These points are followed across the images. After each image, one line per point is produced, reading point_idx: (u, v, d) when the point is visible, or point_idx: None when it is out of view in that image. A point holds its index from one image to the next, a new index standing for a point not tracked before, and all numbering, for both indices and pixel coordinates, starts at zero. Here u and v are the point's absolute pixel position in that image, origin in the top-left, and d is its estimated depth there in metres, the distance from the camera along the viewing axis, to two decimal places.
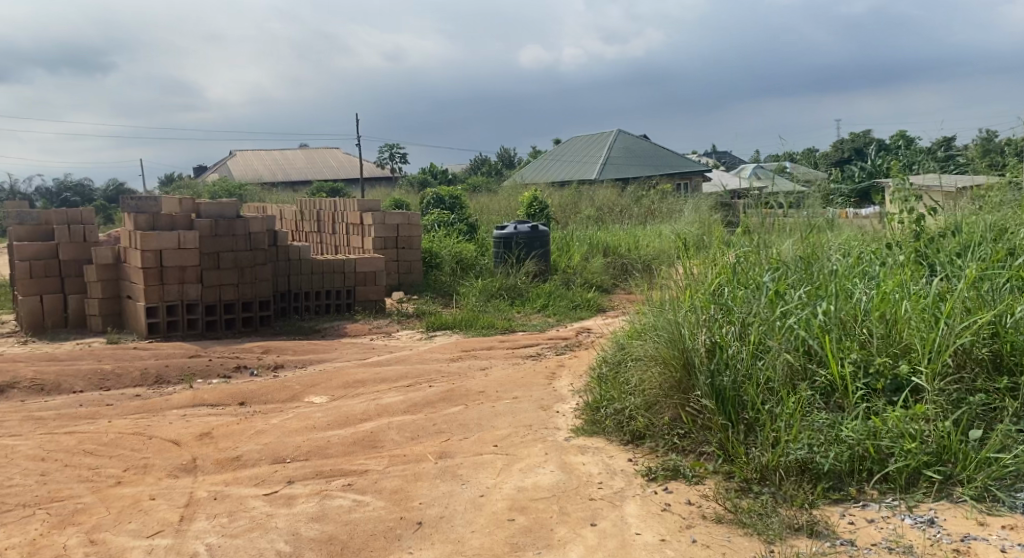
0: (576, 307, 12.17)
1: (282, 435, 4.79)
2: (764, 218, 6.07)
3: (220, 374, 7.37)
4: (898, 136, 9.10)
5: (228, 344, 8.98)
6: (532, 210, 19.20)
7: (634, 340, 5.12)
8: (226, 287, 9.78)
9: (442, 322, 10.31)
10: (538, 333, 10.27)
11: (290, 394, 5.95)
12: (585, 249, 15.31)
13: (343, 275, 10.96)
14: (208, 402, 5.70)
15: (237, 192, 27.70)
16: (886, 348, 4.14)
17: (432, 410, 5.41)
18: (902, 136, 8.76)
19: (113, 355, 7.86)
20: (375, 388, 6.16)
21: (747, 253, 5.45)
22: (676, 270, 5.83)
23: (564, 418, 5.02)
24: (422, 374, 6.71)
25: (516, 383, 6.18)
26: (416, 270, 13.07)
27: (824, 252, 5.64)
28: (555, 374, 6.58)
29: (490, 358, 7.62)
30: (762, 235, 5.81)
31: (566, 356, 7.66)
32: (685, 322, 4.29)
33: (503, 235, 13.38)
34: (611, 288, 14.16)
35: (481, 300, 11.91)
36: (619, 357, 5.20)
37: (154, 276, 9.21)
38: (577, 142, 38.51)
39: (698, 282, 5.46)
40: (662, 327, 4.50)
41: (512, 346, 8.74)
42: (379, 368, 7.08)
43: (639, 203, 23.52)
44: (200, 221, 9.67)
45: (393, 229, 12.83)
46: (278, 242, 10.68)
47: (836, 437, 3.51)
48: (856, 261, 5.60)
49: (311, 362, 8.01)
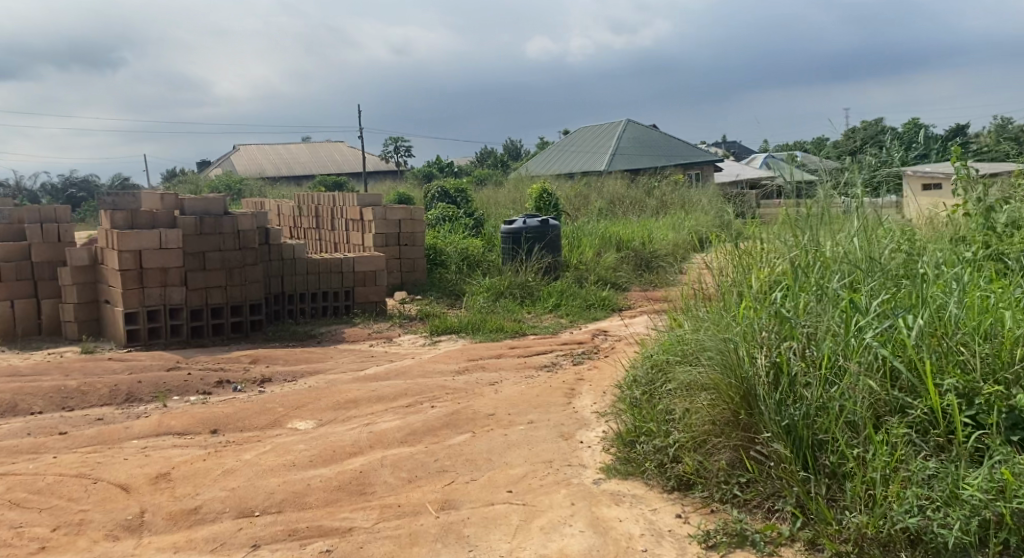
0: (590, 307, 11.37)
1: (254, 476, 4.02)
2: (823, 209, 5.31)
3: (199, 391, 6.59)
4: (912, 122, 8.37)
5: (214, 353, 8.21)
6: (542, 204, 18.35)
7: (676, 359, 4.31)
8: (213, 290, 9.01)
9: (447, 326, 9.50)
10: (551, 337, 9.46)
11: (271, 418, 5.18)
12: (597, 244, 14.52)
13: (340, 276, 10.17)
14: (175, 430, 4.92)
15: (238, 187, 26.86)
16: (994, 372, 3.30)
17: (434, 440, 4.62)
18: (917, 124, 8.14)
19: (83, 368, 7.07)
20: (369, 409, 5.39)
21: (805, 254, 4.64)
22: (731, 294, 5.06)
23: (589, 452, 4.24)
24: (424, 391, 5.92)
25: (531, 404, 5.38)
26: (420, 268, 12.27)
27: (894, 250, 4.81)
28: (573, 391, 5.78)
29: (501, 370, 6.82)
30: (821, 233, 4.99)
31: (586, 368, 6.83)
32: (738, 340, 3.49)
33: (511, 230, 12.57)
34: (626, 285, 13.34)
35: (489, 300, 11.13)
36: (660, 382, 4.40)
37: (133, 279, 8.46)
38: (586, 132, 37.59)
39: (757, 297, 4.64)
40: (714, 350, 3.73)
41: (523, 353, 7.94)
42: (376, 383, 6.28)
43: (651, 195, 22.71)
44: (182, 219, 8.88)
45: (394, 225, 12.04)
46: (269, 239, 9.90)
47: (954, 495, 2.68)
48: (932, 256, 4.77)
49: (303, 375, 7.23)
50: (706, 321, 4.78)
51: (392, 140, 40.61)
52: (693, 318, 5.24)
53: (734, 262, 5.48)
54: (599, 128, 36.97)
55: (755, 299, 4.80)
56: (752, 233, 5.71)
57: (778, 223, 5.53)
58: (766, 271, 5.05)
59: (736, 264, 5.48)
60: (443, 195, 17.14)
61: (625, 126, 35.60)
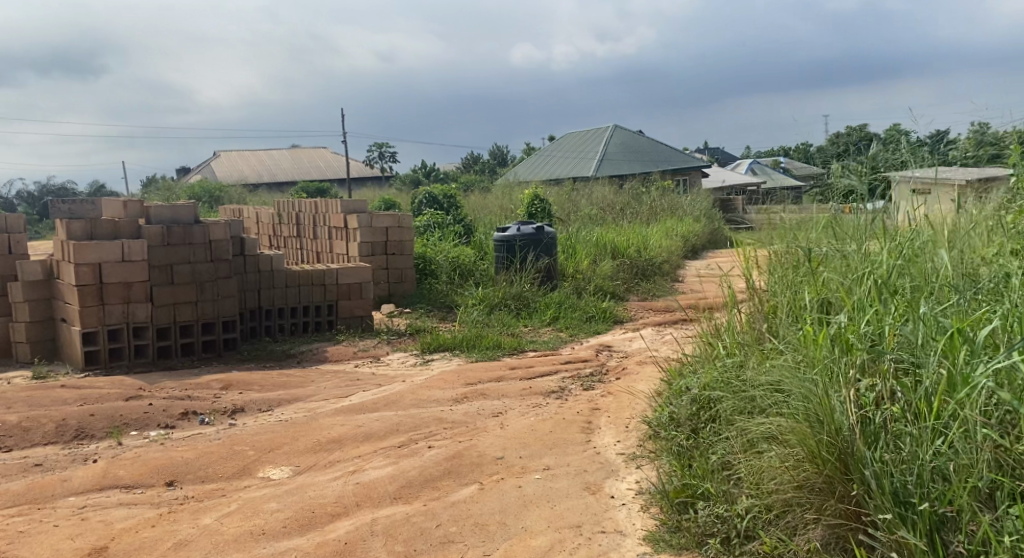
0: (590, 319, 10.64)
1: (214, 550, 3.27)
2: (901, 238, 4.60)
3: (161, 425, 5.77)
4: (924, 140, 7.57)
5: (181, 377, 7.39)
6: (533, 210, 17.61)
7: (730, 399, 3.61)
8: (182, 306, 8.19)
9: (439, 342, 8.72)
10: (552, 354, 8.70)
11: (240, 464, 4.40)
12: (593, 251, 13.77)
13: (322, 289, 9.37)
14: (123, 482, 4.11)
15: (216, 194, 25.89)
16: None
17: (435, 495, 3.87)
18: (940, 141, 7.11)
19: (28, 399, 6.22)
20: (355, 452, 4.62)
21: (872, 272, 3.97)
22: (799, 322, 4.31)
23: (626, 512, 3.54)
24: (418, 426, 5.15)
25: (545, 443, 4.61)
26: (409, 278, 11.49)
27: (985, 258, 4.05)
28: (590, 425, 5.02)
29: (504, 397, 6.06)
30: (905, 248, 4.25)
31: (599, 395, 6.06)
32: (826, 387, 2.83)
33: (504, 237, 11.81)
34: (624, 295, 12.62)
35: (483, 313, 10.36)
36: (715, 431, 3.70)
37: (91, 295, 7.62)
38: (571, 137, 36.89)
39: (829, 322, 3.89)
40: (793, 398, 3.06)
41: (525, 375, 7.16)
42: (363, 416, 5.50)
43: (641, 200, 22.05)
44: (148, 228, 8.05)
45: (380, 233, 11.25)
46: (245, 249, 9.07)
47: None
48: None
49: (281, 403, 6.43)
50: (769, 354, 4.05)
51: (376, 145, 39.71)
52: (741, 350, 4.52)
53: (794, 288, 4.74)
54: (587, 133, 36.30)
55: (820, 320, 4.07)
56: (819, 254, 4.93)
57: (850, 246, 4.76)
58: (822, 294, 4.37)
59: (794, 290, 4.74)
60: (431, 202, 16.31)
61: (612, 130, 34.94)
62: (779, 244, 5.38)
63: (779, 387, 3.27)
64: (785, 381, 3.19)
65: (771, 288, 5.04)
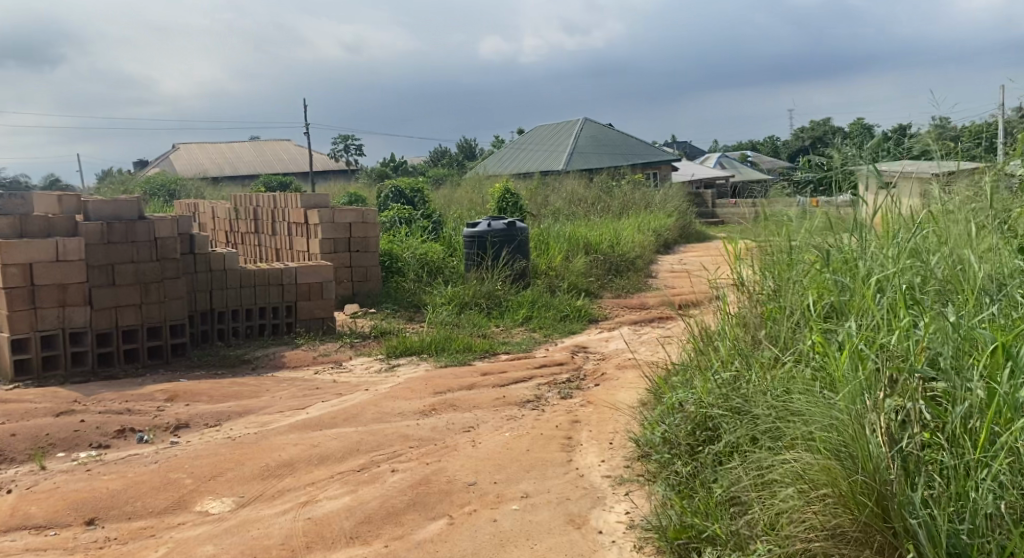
0: (564, 318, 10.19)
1: None
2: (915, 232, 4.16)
3: (93, 444, 5.19)
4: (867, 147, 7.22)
5: (122, 387, 6.78)
6: (504, 204, 17.14)
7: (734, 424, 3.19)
8: (124, 309, 7.57)
9: (406, 345, 8.21)
10: (526, 356, 8.24)
11: (175, 495, 3.85)
12: (566, 247, 13.33)
13: (280, 289, 8.79)
14: (33, 521, 3.56)
15: (174, 187, 24.94)
16: None
17: (398, 533, 3.37)
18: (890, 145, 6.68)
19: None
20: (309, 479, 4.10)
21: (879, 276, 3.59)
22: (806, 331, 3.89)
23: (617, 552, 3.08)
24: (381, 446, 4.64)
25: (522, 464, 4.13)
26: (374, 277, 10.93)
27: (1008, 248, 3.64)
28: (571, 441, 4.56)
29: (476, 408, 5.58)
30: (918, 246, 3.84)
31: (578, 404, 5.60)
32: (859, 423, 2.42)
33: (474, 233, 11.31)
34: (597, 293, 12.21)
35: (452, 313, 9.86)
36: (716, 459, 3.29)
37: (22, 299, 6.99)
38: (540, 131, 36.47)
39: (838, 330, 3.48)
40: (812, 427, 2.65)
41: (498, 382, 6.67)
42: (320, 434, 4.97)
43: (611, 194, 21.70)
44: (86, 224, 7.42)
45: (343, 229, 10.69)
46: (196, 247, 8.46)
47: None
48: None
49: (231, 417, 5.88)
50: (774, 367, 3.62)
51: (341, 138, 38.85)
52: (737, 358, 4.08)
53: (794, 287, 4.31)
54: (556, 127, 35.87)
55: (827, 327, 3.66)
56: (818, 252, 4.50)
57: (855, 245, 4.35)
58: (824, 295, 3.98)
59: (793, 290, 4.30)
60: (398, 196, 15.73)
61: (582, 124, 34.58)
62: (774, 251, 4.96)
63: (793, 411, 2.85)
64: (801, 404, 2.79)
65: (769, 293, 4.61)
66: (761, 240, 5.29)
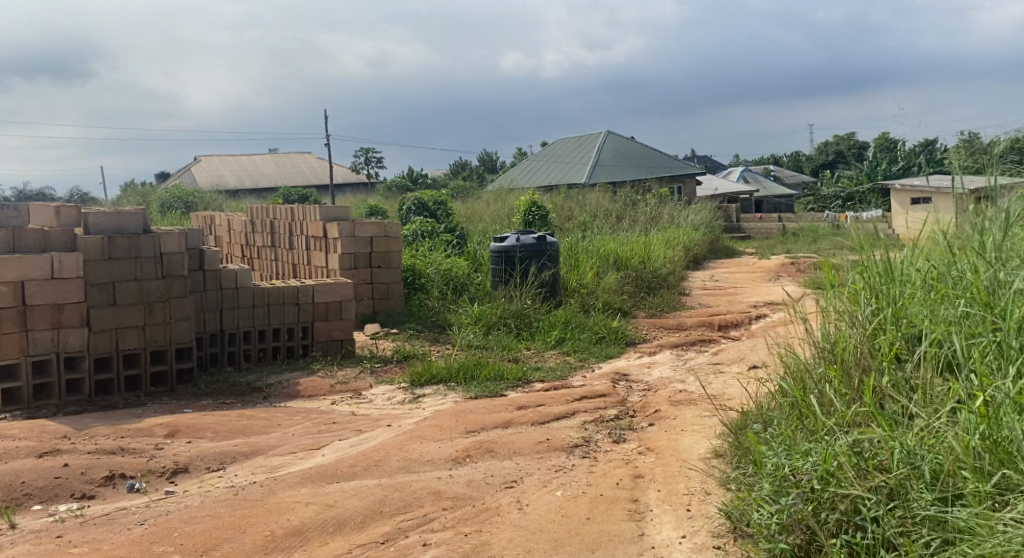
0: (600, 341, 9.40)
1: None
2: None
3: (76, 495, 4.48)
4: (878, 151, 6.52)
5: (119, 421, 6.07)
6: (530, 218, 16.44)
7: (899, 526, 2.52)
8: (126, 332, 6.88)
9: (431, 372, 7.46)
10: (562, 385, 7.45)
11: None
12: (597, 262, 12.54)
13: (295, 308, 8.10)
14: None
15: (191, 199, 24.41)
16: None
17: None
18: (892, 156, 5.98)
19: None
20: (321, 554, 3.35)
21: None
22: (939, 380, 3.17)
23: None
24: (409, 507, 3.88)
25: (584, 540, 3.36)
26: (396, 294, 10.21)
27: None
28: (639, 506, 3.77)
29: (516, 456, 4.80)
30: None
31: (636, 452, 4.81)
32: None
33: (501, 247, 10.54)
34: (631, 311, 11.38)
35: (480, 335, 9.10)
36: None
37: (12, 320, 6.34)
38: (563, 144, 35.79)
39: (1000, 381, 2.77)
40: None
41: (536, 418, 5.89)
42: (337, 489, 4.21)
43: (636, 208, 20.89)
44: (84, 239, 6.75)
45: (364, 243, 9.98)
46: (205, 264, 7.77)
47: None
48: None
49: (236, 459, 5.14)
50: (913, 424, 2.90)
51: (361, 151, 38.47)
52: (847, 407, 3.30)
53: (909, 322, 3.55)
54: (578, 139, 35.17)
55: (977, 380, 2.95)
56: (933, 279, 3.75)
57: (979, 264, 3.61)
58: (957, 335, 3.25)
59: (908, 325, 3.54)
60: (420, 208, 15.09)
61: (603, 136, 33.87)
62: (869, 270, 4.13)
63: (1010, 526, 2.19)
64: None
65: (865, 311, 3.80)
66: (847, 257, 4.48)
